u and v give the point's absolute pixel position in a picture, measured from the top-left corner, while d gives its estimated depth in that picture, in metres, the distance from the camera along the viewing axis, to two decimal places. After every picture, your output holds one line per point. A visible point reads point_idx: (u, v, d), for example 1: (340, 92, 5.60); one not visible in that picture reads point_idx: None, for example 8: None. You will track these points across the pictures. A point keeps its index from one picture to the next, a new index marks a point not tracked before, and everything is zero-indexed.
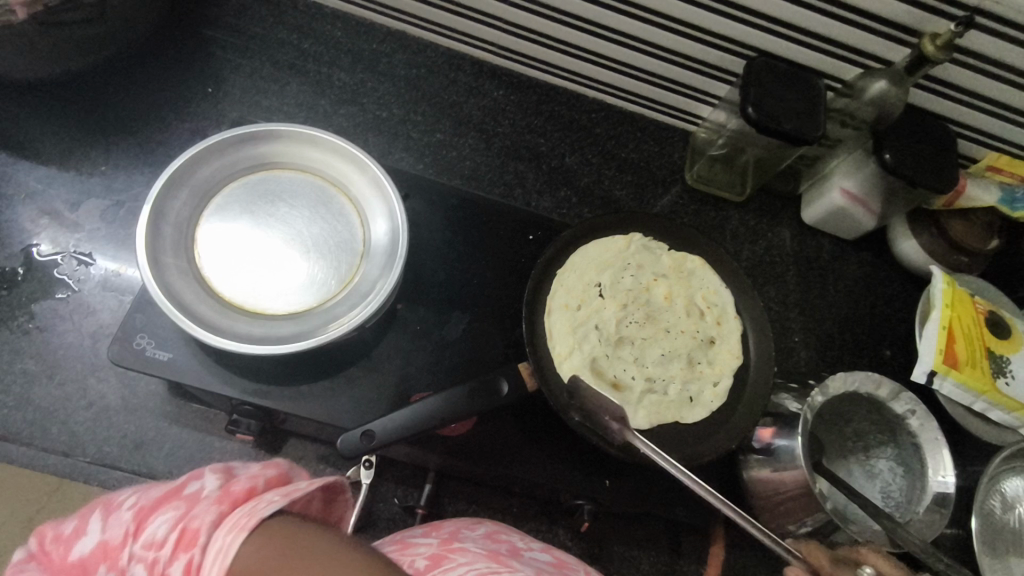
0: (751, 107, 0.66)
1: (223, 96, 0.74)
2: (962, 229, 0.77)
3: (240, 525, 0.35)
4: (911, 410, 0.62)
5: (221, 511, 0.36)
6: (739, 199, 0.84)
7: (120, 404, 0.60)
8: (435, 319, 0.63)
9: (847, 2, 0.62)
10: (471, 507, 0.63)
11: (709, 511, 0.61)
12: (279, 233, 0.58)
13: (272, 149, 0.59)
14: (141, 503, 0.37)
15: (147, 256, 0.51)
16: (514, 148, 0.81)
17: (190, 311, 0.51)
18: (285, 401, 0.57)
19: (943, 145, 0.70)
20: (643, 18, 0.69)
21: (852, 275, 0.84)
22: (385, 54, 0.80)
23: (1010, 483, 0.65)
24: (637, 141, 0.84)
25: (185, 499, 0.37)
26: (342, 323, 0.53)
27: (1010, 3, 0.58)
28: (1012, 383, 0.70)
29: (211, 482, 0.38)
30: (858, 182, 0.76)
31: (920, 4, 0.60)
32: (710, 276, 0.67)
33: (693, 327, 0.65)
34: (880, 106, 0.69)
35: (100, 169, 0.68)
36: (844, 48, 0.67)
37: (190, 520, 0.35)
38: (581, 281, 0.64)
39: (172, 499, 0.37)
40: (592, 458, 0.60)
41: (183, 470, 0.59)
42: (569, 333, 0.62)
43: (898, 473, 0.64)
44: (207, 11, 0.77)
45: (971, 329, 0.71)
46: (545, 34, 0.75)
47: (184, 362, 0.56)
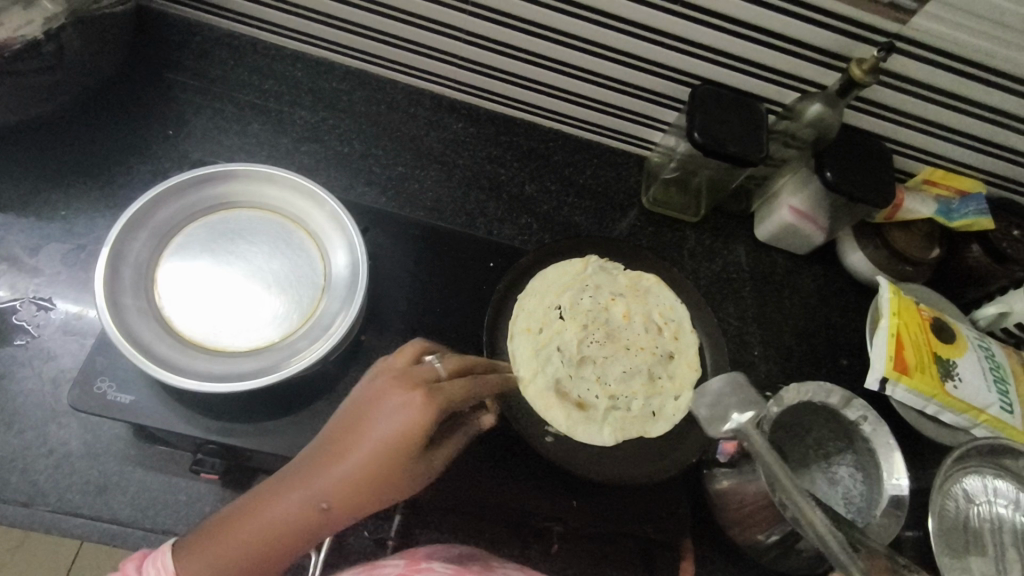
0: (697, 133, 0.69)
1: (184, 137, 0.75)
2: (904, 239, 0.82)
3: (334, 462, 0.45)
4: (863, 416, 0.65)
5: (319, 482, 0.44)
6: (694, 219, 0.87)
7: (82, 449, 0.59)
8: (400, 348, 0.64)
9: (776, 30, 0.66)
10: (442, 535, 0.62)
11: (677, 526, 0.62)
12: (240, 269, 0.58)
13: (232, 188, 0.61)
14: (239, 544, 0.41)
15: (105, 298, 0.52)
16: (475, 178, 0.83)
17: (150, 351, 0.52)
18: (249, 438, 0.57)
19: (877, 162, 0.74)
20: (590, 50, 0.73)
21: (806, 288, 0.88)
22: (346, 92, 0.82)
23: (965, 482, 0.68)
24: (594, 167, 0.87)
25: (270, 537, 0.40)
26: (304, 356, 0.54)
27: (923, 28, 0.63)
28: (960, 386, 0.73)
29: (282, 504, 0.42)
30: (804, 199, 0.79)
31: (844, 32, 0.65)
32: (666, 293, 0.70)
33: (651, 344, 0.68)
34: (817, 127, 0.73)
35: (60, 214, 0.68)
36: (780, 73, 0.72)
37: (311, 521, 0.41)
38: (541, 305, 0.67)
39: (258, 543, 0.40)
40: (559, 479, 0.61)
41: (148, 514, 0.58)
42: (533, 356, 0.64)
43: (857, 478, 0.66)
44: (168, 55, 0.78)
45: (918, 335, 0.74)
46: (499, 69, 0.79)
47: (146, 404, 0.56)
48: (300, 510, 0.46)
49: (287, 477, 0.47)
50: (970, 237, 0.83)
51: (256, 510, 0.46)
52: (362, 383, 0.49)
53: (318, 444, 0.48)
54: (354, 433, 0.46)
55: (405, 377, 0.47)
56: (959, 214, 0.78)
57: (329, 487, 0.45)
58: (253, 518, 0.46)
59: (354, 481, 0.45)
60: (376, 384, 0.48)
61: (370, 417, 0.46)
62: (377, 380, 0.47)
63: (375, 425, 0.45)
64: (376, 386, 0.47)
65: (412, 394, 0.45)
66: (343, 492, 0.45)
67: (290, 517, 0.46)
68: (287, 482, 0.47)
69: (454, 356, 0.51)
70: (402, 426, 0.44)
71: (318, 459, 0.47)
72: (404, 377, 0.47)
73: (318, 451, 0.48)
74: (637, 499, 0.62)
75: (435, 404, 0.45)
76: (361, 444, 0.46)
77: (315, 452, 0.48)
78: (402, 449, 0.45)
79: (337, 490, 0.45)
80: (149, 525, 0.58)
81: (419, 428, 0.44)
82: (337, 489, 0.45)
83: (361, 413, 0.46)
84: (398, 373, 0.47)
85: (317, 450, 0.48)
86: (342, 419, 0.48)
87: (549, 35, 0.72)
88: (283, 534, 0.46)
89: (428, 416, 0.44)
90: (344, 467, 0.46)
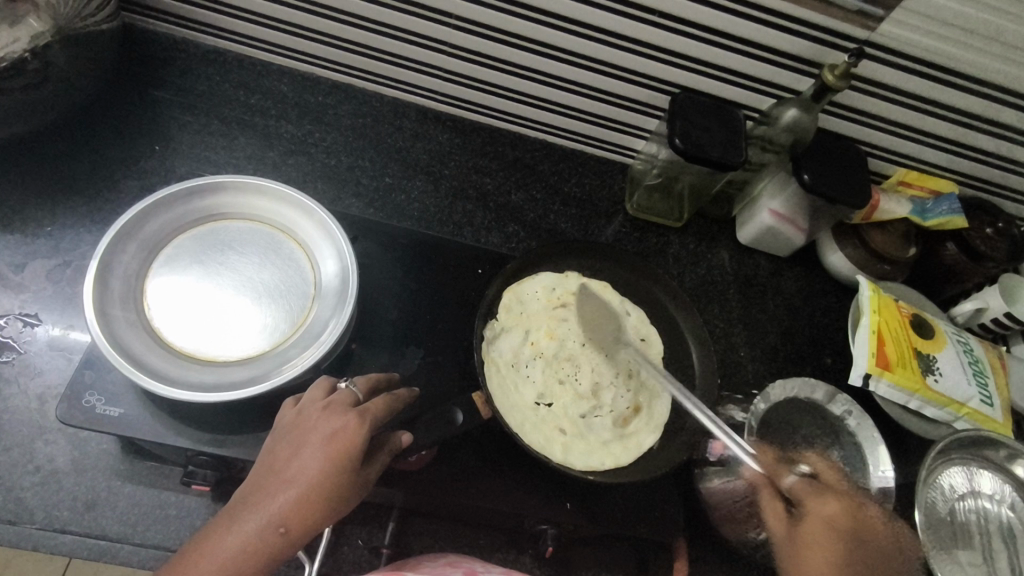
0: (678, 139, 0.71)
1: (171, 152, 0.76)
2: (882, 239, 0.84)
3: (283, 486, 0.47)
4: (848, 411, 0.67)
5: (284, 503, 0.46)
6: (677, 224, 0.88)
7: (69, 466, 0.58)
8: (392, 356, 0.65)
9: (751, 38, 0.69)
10: (437, 542, 0.62)
11: (670, 525, 0.62)
12: (230, 279, 0.58)
13: (219, 200, 0.61)
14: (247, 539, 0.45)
15: (94, 309, 0.51)
16: (462, 189, 0.84)
17: (140, 362, 0.51)
18: (242, 448, 0.56)
19: (852, 163, 0.76)
20: (572, 61, 0.75)
21: (788, 289, 0.89)
22: (331, 106, 0.83)
23: (948, 475, 0.69)
24: (578, 176, 0.89)
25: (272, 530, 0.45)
26: (295, 364, 0.54)
27: (891, 35, 0.66)
28: (940, 380, 0.75)
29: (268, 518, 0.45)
30: (784, 201, 0.82)
31: (816, 39, 0.68)
32: (530, 285, 0.70)
33: (574, 317, 0.69)
34: (795, 131, 0.75)
35: (47, 230, 0.68)
36: (756, 80, 0.74)
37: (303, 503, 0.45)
38: (532, 417, 0.63)
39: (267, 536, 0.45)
40: (553, 481, 0.62)
41: (139, 530, 0.57)
42: (588, 446, 0.63)
43: (845, 473, 0.65)
44: (153, 72, 0.79)
45: (897, 332, 0.76)
46: (482, 80, 0.80)
47: (134, 417, 0.56)
48: (256, 540, 0.45)
49: (232, 514, 0.46)
50: (945, 236, 0.86)
51: (206, 551, 0.45)
52: (285, 423, 0.51)
53: (254, 481, 0.48)
54: (291, 460, 0.48)
55: (331, 406, 0.50)
56: (933, 214, 0.81)
57: (283, 508, 0.46)
58: (206, 557, 0.44)
59: (305, 499, 0.46)
60: (304, 419, 0.50)
61: (304, 444, 0.48)
62: (303, 415, 0.50)
63: (311, 448, 0.48)
64: (305, 420, 0.50)
65: (344, 415, 0.49)
66: (297, 510, 0.46)
67: (248, 544, 0.45)
68: (235, 516, 0.46)
69: (362, 379, 0.56)
70: (342, 440, 0.48)
71: (260, 491, 0.47)
72: (329, 407, 0.50)
73: (256, 486, 0.48)
74: (629, 499, 0.63)
75: (366, 421, 0.49)
76: (302, 467, 0.47)
77: (252, 488, 0.48)
78: (343, 462, 0.47)
79: (292, 511, 0.46)
80: (139, 541, 0.57)
81: (358, 440, 0.48)
82: (291, 509, 0.46)
83: (294, 444, 0.48)
84: (323, 406, 0.50)
85: (254, 485, 0.48)
86: (272, 458, 0.49)
87: (531, 47, 0.74)
88: (243, 566, 0.45)
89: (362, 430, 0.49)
90: (292, 490, 0.46)
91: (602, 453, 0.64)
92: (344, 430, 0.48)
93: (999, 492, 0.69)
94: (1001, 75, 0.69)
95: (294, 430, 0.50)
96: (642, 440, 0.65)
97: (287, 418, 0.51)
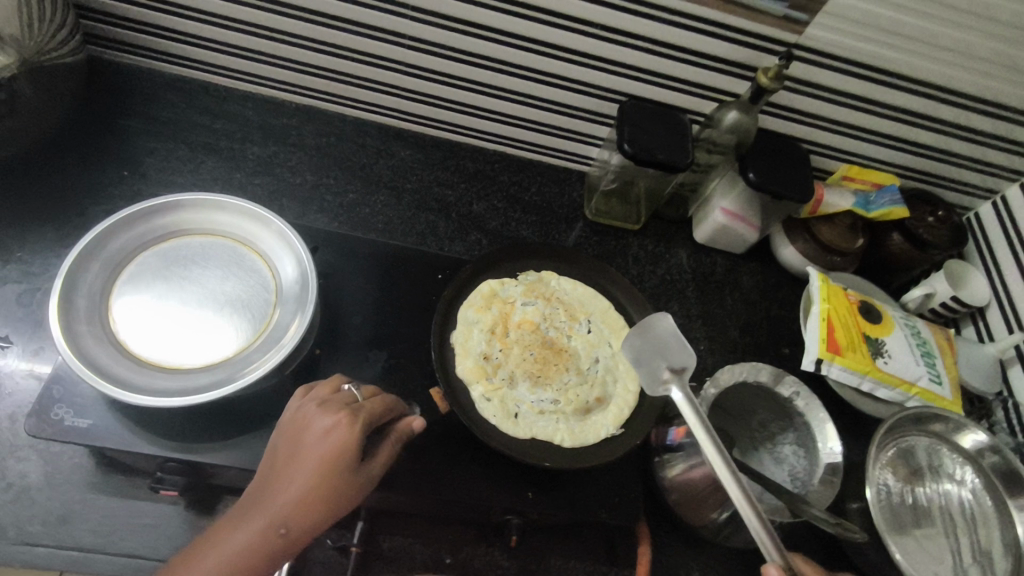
0: (628, 144, 0.75)
1: (138, 177, 0.78)
2: (829, 231, 0.88)
3: (282, 488, 0.50)
4: (795, 392, 0.69)
5: (284, 506, 0.49)
6: (635, 227, 0.92)
7: (42, 481, 0.59)
8: (356, 359, 0.66)
9: (688, 46, 0.74)
10: (408, 540, 0.63)
11: (629, 508, 0.63)
12: (193, 291, 0.60)
13: (181, 217, 0.64)
14: (251, 538, 0.49)
15: (60, 323, 0.53)
16: (425, 201, 0.87)
17: (104, 371, 0.53)
18: (210, 453, 0.58)
19: (793, 160, 0.81)
20: (524, 74, 0.79)
21: (746, 284, 0.93)
22: (296, 128, 0.87)
23: (899, 450, 0.71)
24: (538, 185, 0.93)
25: (271, 530, 0.49)
26: (259, 366, 0.56)
27: (816, 39, 0.72)
28: (889, 361, 0.78)
29: (268, 517, 0.49)
30: (734, 199, 0.86)
31: (748, 45, 0.73)
32: (500, 285, 0.69)
33: (546, 314, 0.69)
34: (737, 132, 0.79)
35: (15, 255, 0.69)
36: (697, 86, 0.79)
37: (303, 504, 0.49)
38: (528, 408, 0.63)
39: (268, 536, 0.49)
40: (514, 473, 0.63)
41: (110, 540, 0.58)
42: (585, 424, 0.63)
43: (799, 454, 0.70)
44: (122, 103, 0.82)
45: (847, 318, 0.80)
46: (438, 97, 0.85)
47: (103, 427, 0.57)
48: (259, 539, 0.49)
49: (238, 514, 0.51)
50: (890, 227, 0.90)
51: (212, 548, 0.49)
52: (286, 422, 0.54)
53: (259, 482, 0.52)
54: (290, 463, 0.51)
55: (327, 406, 0.53)
56: (876, 206, 0.85)
57: (283, 510, 0.49)
58: (215, 551, 0.49)
59: (304, 501, 0.49)
60: (302, 419, 0.53)
61: (301, 446, 0.51)
62: (301, 416, 0.53)
63: (307, 447, 0.51)
64: (302, 421, 0.53)
65: (337, 415, 0.52)
66: (296, 512, 0.49)
67: (251, 543, 0.49)
68: (240, 517, 0.50)
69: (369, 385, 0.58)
70: (336, 443, 0.50)
71: (264, 493, 0.51)
72: (326, 407, 0.53)
73: (260, 488, 0.51)
74: (592, 488, 0.64)
75: (358, 421, 0.52)
76: (298, 472, 0.50)
77: (258, 489, 0.51)
78: (338, 463, 0.50)
79: (292, 513, 0.49)
80: (111, 551, 0.57)
81: (350, 437, 0.51)
82: (290, 511, 0.49)
83: (293, 446, 0.52)
84: (319, 406, 0.53)
85: (260, 486, 0.52)
86: (274, 459, 0.52)
87: (481, 62, 0.78)
88: (248, 562, 0.48)
89: (354, 430, 0.51)
90: (291, 493, 0.49)
91: (603, 426, 0.63)
92: (337, 432, 0.51)
93: (951, 466, 0.71)
94: (915, 69, 0.75)
95: (292, 430, 0.53)
96: (621, 410, 0.65)
97: (290, 417, 0.54)
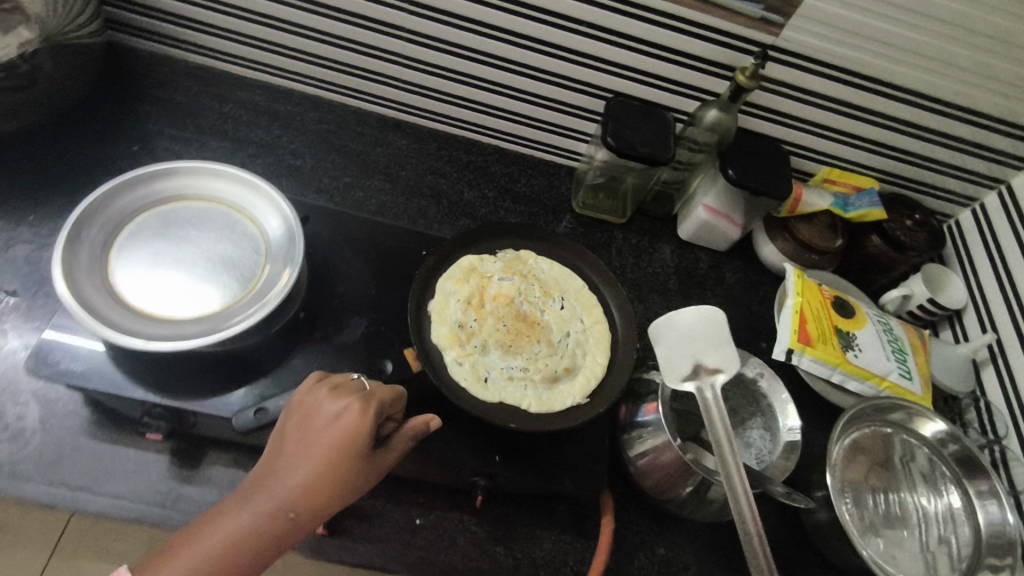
0: (611, 138, 0.78)
1: (148, 153, 0.83)
2: (808, 230, 0.91)
3: (291, 470, 0.51)
4: (760, 372, 0.73)
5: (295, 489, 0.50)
6: (621, 220, 0.95)
7: (38, 424, 0.62)
8: (341, 326, 0.70)
9: (671, 45, 0.78)
10: (380, 501, 0.65)
11: (594, 479, 0.66)
12: (190, 250, 0.65)
13: (181, 183, 0.68)
14: (257, 518, 0.49)
15: (62, 270, 0.57)
16: (418, 187, 0.91)
17: (100, 315, 0.57)
18: (195, 403, 0.61)
19: (771, 159, 0.84)
20: (515, 69, 0.84)
21: (727, 280, 0.96)
22: (299, 114, 0.91)
23: (865, 438, 0.73)
24: (528, 177, 0.96)
25: (280, 512, 0.50)
26: (246, 316, 0.60)
27: (792, 41, 0.75)
28: (859, 355, 0.80)
29: (278, 499, 0.50)
30: (716, 196, 0.89)
31: (727, 45, 0.77)
32: (480, 260, 0.73)
33: (521, 289, 0.73)
34: (717, 129, 0.82)
35: (28, 218, 0.74)
36: (680, 85, 0.83)
37: (314, 487, 0.51)
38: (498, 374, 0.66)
39: (277, 518, 0.49)
40: (482, 438, 0.66)
41: (97, 482, 0.61)
42: (552, 392, 0.66)
43: (767, 438, 0.70)
44: (136, 85, 0.87)
45: (820, 312, 0.82)
46: (434, 89, 0.89)
47: (93, 370, 0.61)
48: (268, 519, 0.49)
49: (241, 496, 0.51)
50: (869, 229, 0.93)
51: (216, 527, 0.49)
52: (292, 408, 0.55)
53: (264, 465, 0.53)
54: (301, 445, 0.52)
55: (339, 393, 0.55)
56: (853, 207, 0.88)
57: (295, 492, 0.50)
58: (219, 530, 0.49)
59: (315, 483, 0.51)
60: (312, 405, 0.55)
61: (313, 429, 0.53)
62: (312, 401, 0.55)
63: (319, 431, 0.52)
64: (312, 406, 0.55)
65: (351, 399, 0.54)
66: (307, 495, 0.50)
67: (259, 523, 0.49)
68: (245, 498, 0.50)
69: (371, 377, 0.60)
70: (351, 427, 0.52)
71: (270, 475, 0.52)
72: (337, 394, 0.55)
73: (265, 471, 0.52)
74: (557, 456, 0.67)
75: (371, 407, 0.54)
76: (311, 455, 0.52)
77: (264, 471, 0.52)
78: (353, 448, 0.52)
79: (304, 494, 0.50)
80: (97, 492, 0.60)
81: (362, 421, 0.53)
82: (302, 493, 0.50)
83: (303, 429, 0.53)
84: (330, 392, 0.55)
85: (266, 469, 0.52)
86: (280, 443, 0.54)
87: (474, 56, 0.82)
88: (255, 542, 0.49)
89: (368, 414, 0.53)
90: (303, 474, 0.51)
91: (569, 395, 0.67)
92: (351, 416, 0.53)
93: (916, 456, 0.73)
94: (888, 73, 0.78)
95: (301, 414, 0.54)
96: (588, 381, 0.68)
97: (295, 402, 0.56)
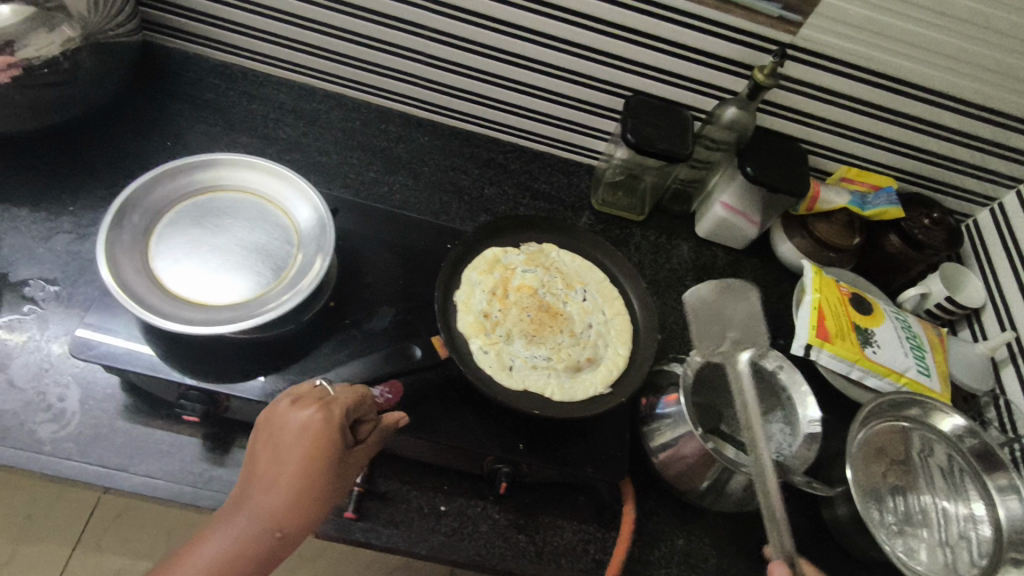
0: (631, 134, 0.79)
1: (180, 147, 0.85)
2: (826, 229, 0.92)
3: (266, 489, 0.51)
4: (780, 364, 0.73)
5: (273, 509, 0.50)
6: (640, 218, 0.97)
7: (77, 406, 0.65)
8: (368, 316, 0.71)
9: (691, 43, 0.79)
10: (405, 487, 0.67)
11: (617, 466, 0.67)
12: (225, 238, 0.67)
13: (215, 174, 0.70)
14: (240, 542, 0.49)
15: (105, 254, 0.59)
16: (441, 183, 0.92)
17: (141, 298, 0.59)
18: (227, 386, 0.63)
19: (788, 157, 0.85)
20: (537, 68, 0.85)
21: (744, 277, 0.97)
22: (325, 112, 0.94)
23: (885, 432, 0.73)
24: (548, 174, 0.98)
25: (263, 534, 0.49)
26: (280, 301, 0.62)
27: (811, 40, 0.76)
28: (878, 351, 0.81)
29: (256, 520, 0.50)
30: (733, 193, 0.90)
31: (746, 44, 0.78)
32: (504, 253, 0.75)
33: (544, 281, 0.74)
34: (735, 127, 0.84)
35: (68, 209, 0.76)
36: (699, 84, 0.84)
37: (293, 503, 0.50)
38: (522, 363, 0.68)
39: (262, 540, 0.49)
40: (508, 426, 0.67)
41: (133, 462, 0.63)
42: (575, 381, 0.68)
43: (786, 432, 0.71)
44: (169, 82, 0.90)
45: (838, 308, 0.83)
46: (457, 88, 0.91)
47: (126, 353, 0.62)
48: (252, 544, 0.49)
49: (217, 523, 0.50)
50: (887, 227, 0.93)
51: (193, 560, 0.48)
52: (258, 424, 0.54)
53: (239, 488, 0.52)
54: (273, 463, 0.51)
55: (301, 402, 0.53)
56: (872, 205, 0.89)
57: (274, 512, 0.50)
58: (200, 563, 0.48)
59: (292, 499, 0.50)
60: (275, 418, 0.53)
61: (279, 445, 0.52)
62: (275, 414, 0.53)
63: (288, 444, 0.51)
64: (276, 420, 0.53)
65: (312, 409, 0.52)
66: (286, 513, 0.50)
67: (241, 549, 0.49)
68: (223, 526, 0.50)
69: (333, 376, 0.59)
70: (318, 439, 0.51)
71: (246, 497, 0.51)
72: (297, 404, 0.53)
73: (241, 494, 0.52)
74: (581, 445, 0.67)
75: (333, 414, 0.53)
76: (281, 473, 0.51)
77: (240, 495, 0.52)
78: (322, 459, 0.51)
79: (281, 513, 0.50)
80: (133, 471, 0.63)
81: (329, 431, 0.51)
82: (280, 512, 0.50)
83: (271, 445, 0.52)
84: (292, 403, 0.53)
85: (241, 492, 0.52)
86: (252, 462, 0.53)
87: (497, 55, 0.84)
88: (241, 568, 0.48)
89: (330, 423, 0.52)
90: (278, 493, 0.50)
91: (592, 383, 0.68)
92: (314, 427, 0.52)
93: (935, 450, 0.73)
94: (906, 72, 0.79)
95: (268, 429, 0.53)
96: (610, 371, 0.70)
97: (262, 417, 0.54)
